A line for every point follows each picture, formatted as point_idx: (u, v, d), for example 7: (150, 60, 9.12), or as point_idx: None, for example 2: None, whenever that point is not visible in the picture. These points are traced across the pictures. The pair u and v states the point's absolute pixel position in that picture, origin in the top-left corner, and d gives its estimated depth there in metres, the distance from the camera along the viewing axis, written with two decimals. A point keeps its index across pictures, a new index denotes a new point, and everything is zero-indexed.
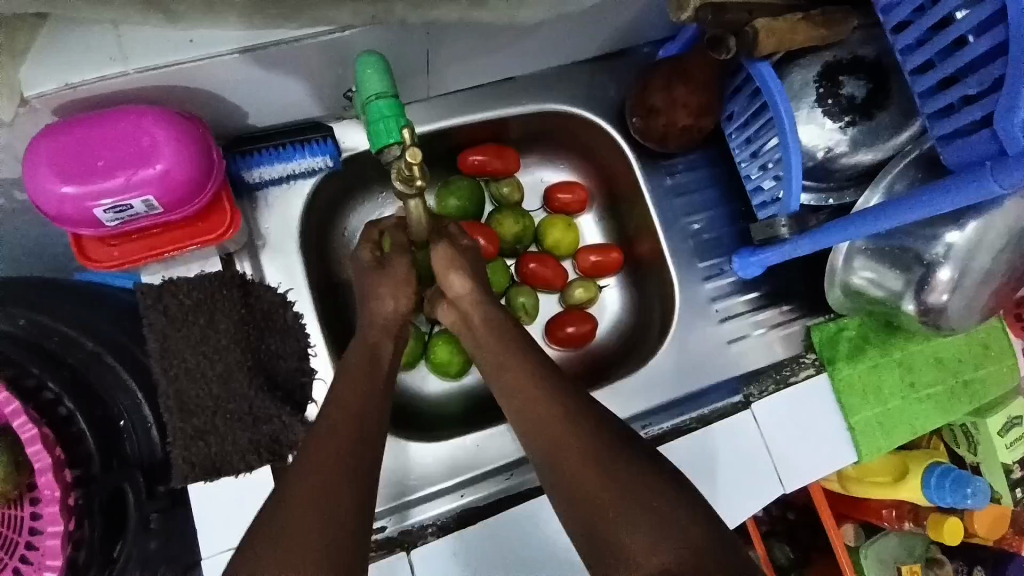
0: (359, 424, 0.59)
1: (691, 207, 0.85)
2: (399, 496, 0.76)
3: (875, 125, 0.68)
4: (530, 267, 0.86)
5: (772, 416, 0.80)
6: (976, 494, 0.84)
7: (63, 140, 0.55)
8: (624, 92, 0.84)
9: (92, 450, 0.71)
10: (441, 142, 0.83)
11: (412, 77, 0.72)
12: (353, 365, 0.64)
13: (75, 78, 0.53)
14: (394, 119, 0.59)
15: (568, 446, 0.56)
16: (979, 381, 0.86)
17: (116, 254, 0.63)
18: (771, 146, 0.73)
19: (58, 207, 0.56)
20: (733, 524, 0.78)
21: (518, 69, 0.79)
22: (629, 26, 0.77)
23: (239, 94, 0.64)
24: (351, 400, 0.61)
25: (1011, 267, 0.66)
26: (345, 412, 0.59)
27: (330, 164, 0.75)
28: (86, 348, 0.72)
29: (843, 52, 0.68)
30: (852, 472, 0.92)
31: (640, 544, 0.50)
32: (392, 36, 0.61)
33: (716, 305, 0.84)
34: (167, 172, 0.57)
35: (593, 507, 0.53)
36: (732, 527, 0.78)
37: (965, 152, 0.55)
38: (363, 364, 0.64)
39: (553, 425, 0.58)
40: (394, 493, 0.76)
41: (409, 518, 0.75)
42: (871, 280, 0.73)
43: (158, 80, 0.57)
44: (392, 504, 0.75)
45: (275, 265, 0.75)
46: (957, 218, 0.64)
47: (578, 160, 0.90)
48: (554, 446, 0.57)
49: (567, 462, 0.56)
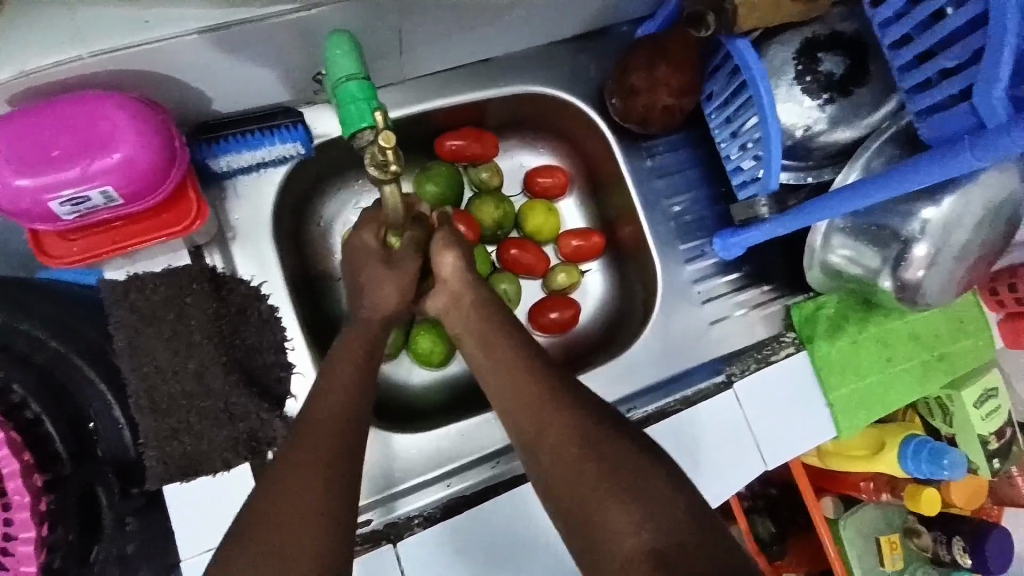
0: (351, 409, 0.57)
1: (673, 189, 0.84)
2: (387, 488, 0.75)
3: (853, 102, 0.68)
4: (511, 253, 0.85)
5: (751, 395, 0.81)
6: (953, 465, 0.86)
7: (12, 128, 0.52)
8: (603, 73, 0.82)
9: (61, 451, 0.68)
10: (417, 127, 0.81)
11: (385, 58, 0.69)
12: (343, 346, 0.62)
13: (27, 64, 0.50)
14: (366, 102, 0.56)
15: (553, 432, 0.55)
16: (954, 355, 0.87)
17: (76, 249, 0.60)
18: (750, 125, 0.72)
19: (10, 200, 0.53)
20: (716, 503, 0.78)
21: (495, 49, 0.77)
22: (607, 4, 0.75)
23: (202, 78, 0.61)
24: (341, 384, 0.57)
25: (984, 242, 0.67)
26: (332, 397, 0.58)
27: (302, 150, 0.72)
28: (50, 348, 0.69)
29: (821, 29, 0.68)
30: (830, 447, 0.94)
31: (630, 528, 0.50)
32: (362, 14, 0.59)
33: (698, 287, 0.84)
34: (126, 160, 0.54)
35: (580, 494, 0.53)
36: (716, 506, 0.79)
37: (943, 127, 0.55)
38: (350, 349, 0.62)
39: (537, 411, 0.57)
40: (381, 485, 0.75)
41: (402, 508, 0.75)
42: (849, 258, 0.74)
43: (115, 64, 0.54)
44: (384, 494, 0.75)
45: (248, 257, 0.73)
46: (933, 193, 0.65)
47: (558, 143, 0.89)
48: (539, 434, 0.56)
49: (555, 450, 0.55)
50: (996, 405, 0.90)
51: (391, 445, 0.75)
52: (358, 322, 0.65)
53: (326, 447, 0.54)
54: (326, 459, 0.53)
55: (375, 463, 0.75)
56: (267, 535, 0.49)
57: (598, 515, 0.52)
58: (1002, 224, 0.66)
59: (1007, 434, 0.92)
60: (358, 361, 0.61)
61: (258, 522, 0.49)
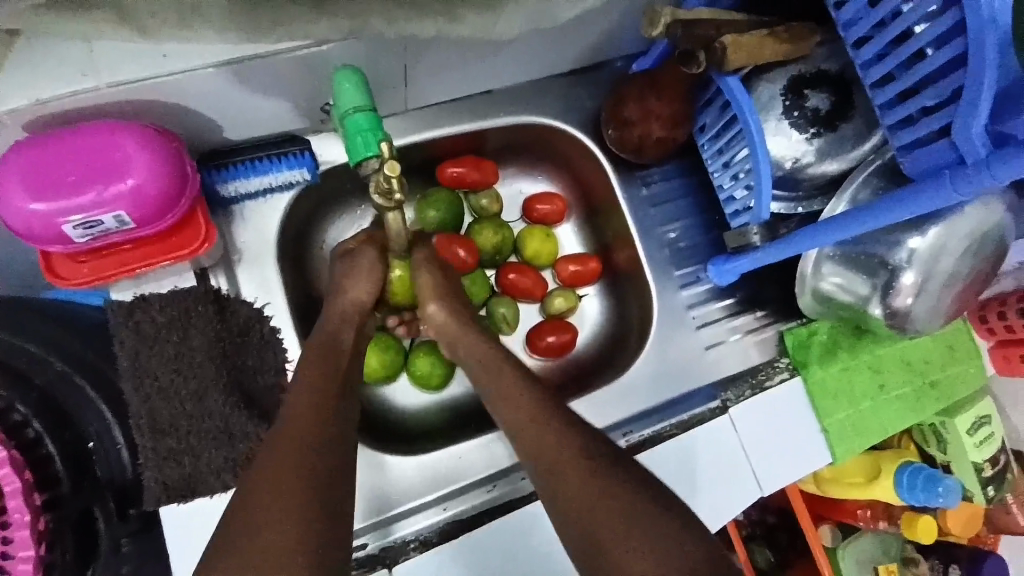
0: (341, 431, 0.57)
1: (668, 217, 0.87)
2: (378, 513, 0.75)
3: (839, 135, 0.71)
4: (510, 277, 0.87)
5: (747, 419, 0.82)
6: (947, 492, 0.86)
7: (30, 155, 0.54)
8: (599, 104, 0.85)
9: (61, 473, 0.68)
10: (419, 154, 0.83)
11: (390, 89, 0.72)
12: (318, 371, 0.61)
13: (45, 94, 0.53)
14: (372, 133, 0.59)
15: (550, 451, 0.58)
16: (946, 382, 0.89)
17: (85, 271, 0.62)
18: (741, 157, 0.75)
19: (25, 224, 0.55)
20: (712, 529, 0.78)
21: (495, 82, 0.80)
22: (603, 40, 0.79)
23: (212, 107, 0.63)
24: None
25: (970, 271, 0.69)
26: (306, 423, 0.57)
27: (307, 177, 0.74)
28: (53, 368, 0.70)
29: (807, 66, 0.71)
30: (829, 473, 0.94)
31: (631, 551, 0.51)
32: (368, 48, 0.61)
33: (693, 312, 0.85)
34: (138, 186, 0.56)
35: (582, 515, 0.54)
36: (716, 531, 0.79)
37: (925, 161, 0.57)
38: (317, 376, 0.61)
39: (536, 429, 0.59)
40: (373, 510, 0.75)
41: (398, 531, 0.75)
42: (840, 285, 0.76)
43: (130, 94, 0.56)
44: (380, 518, 0.75)
45: (252, 280, 0.74)
46: (919, 224, 0.67)
47: (556, 171, 0.92)
48: (540, 456, 0.58)
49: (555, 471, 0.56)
50: (989, 432, 0.91)
51: (378, 467, 0.75)
52: (327, 346, 0.64)
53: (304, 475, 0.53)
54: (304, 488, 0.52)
55: (370, 485, 0.75)
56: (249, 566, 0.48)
57: (599, 534, 0.53)
58: (988, 253, 0.68)
59: (1001, 462, 0.92)
60: (331, 387, 0.61)
61: (241, 551, 0.49)
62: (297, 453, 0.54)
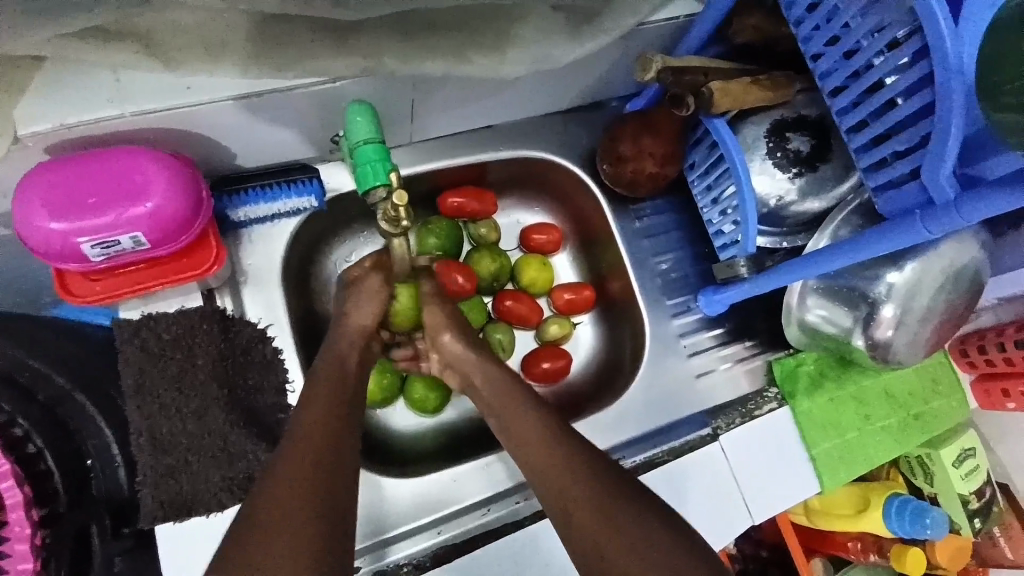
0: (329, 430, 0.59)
1: (660, 248, 0.90)
2: (377, 534, 0.75)
3: (820, 176, 0.75)
4: (506, 304, 0.89)
5: (737, 448, 0.83)
6: (935, 524, 0.88)
7: (53, 178, 0.56)
8: (594, 142, 0.89)
9: (59, 489, 0.69)
10: (423, 185, 0.87)
11: (398, 122, 0.76)
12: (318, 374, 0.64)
13: (71, 118, 0.56)
14: (381, 163, 0.63)
15: (550, 471, 0.61)
16: (930, 414, 0.91)
17: (98, 288, 0.64)
18: (729, 193, 0.79)
19: (43, 242, 0.57)
20: (717, 547, 0.80)
21: (496, 118, 0.84)
22: (599, 81, 0.84)
23: (227, 136, 0.66)
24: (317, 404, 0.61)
25: (948, 306, 0.73)
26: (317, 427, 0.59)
27: (315, 204, 0.77)
28: (56, 385, 0.71)
29: (789, 111, 0.76)
30: (818, 505, 0.96)
31: (622, 562, 0.54)
32: (380, 84, 0.65)
33: (684, 341, 0.88)
34: (156, 210, 0.59)
35: (579, 526, 0.57)
36: (718, 551, 0.80)
37: (898, 202, 0.60)
38: (324, 381, 0.63)
39: (535, 442, 0.63)
40: (371, 530, 0.75)
41: (388, 556, 0.75)
42: (824, 317, 0.79)
43: (154, 123, 0.60)
44: (367, 543, 0.75)
45: (256, 300, 0.76)
46: (896, 260, 0.70)
47: (553, 203, 0.95)
48: (550, 487, 0.60)
49: (559, 479, 0.60)
50: (975, 464, 0.92)
51: (368, 491, 0.76)
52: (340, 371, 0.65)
53: (283, 509, 0.52)
54: (290, 519, 0.51)
55: (368, 508, 0.76)
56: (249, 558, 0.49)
57: (595, 536, 0.56)
58: (964, 289, 0.72)
59: (987, 494, 0.93)
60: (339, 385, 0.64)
61: (247, 537, 0.51)
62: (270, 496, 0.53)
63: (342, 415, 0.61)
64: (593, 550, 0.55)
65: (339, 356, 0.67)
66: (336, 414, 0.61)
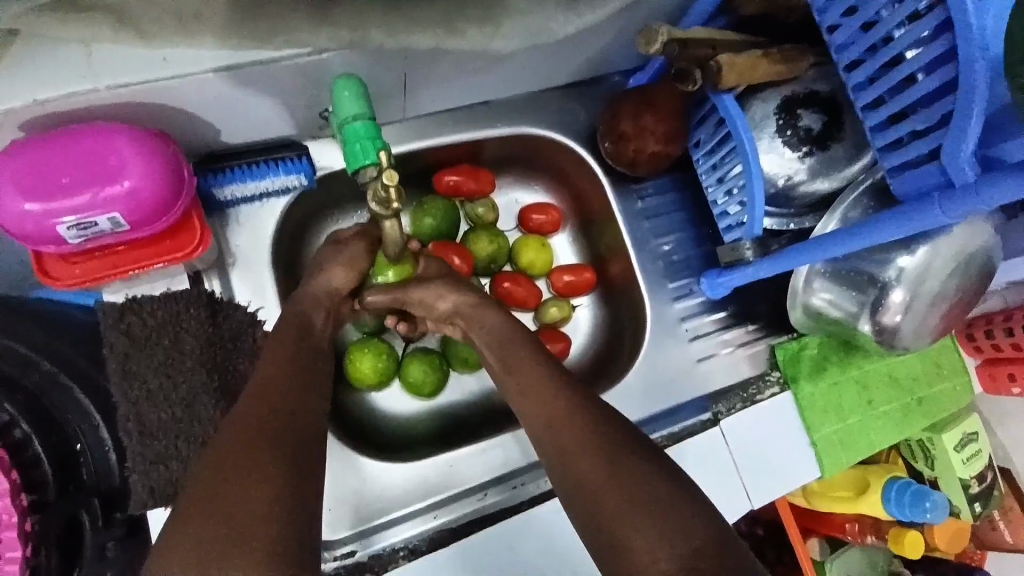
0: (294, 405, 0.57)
1: (661, 230, 0.87)
2: (361, 522, 0.74)
3: (831, 155, 0.72)
4: (504, 287, 0.87)
5: (739, 433, 0.82)
6: (934, 507, 0.87)
7: (24, 158, 0.53)
8: (595, 119, 0.86)
9: (48, 475, 0.67)
10: (417, 163, 0.84)
11: (389, 98, 0.73)
12: (281, 348, 0.62)
13: (42, 94, 0.52)
14: (371, 142, 0.60)
15: (559, 434, 0.59)
16: (933, 399, 0.90)
17: (77, 272, 0.61)
18: (735, 173, 0.76)
19: (17, 225, 0.54)
20: (732, 519, 0.80)
21: (492, 94, 0.80)
22: (600, 54, 0.80)
23: (209, 111, 0.63)
24: (277, 377, 0.59)
25: (959, 291, 0.71)
26: (284, 402, 0.57)
27: (304, 182, 0.75)
28: (41, 369, 0.69)
29: (800, 87, 0.72)
30: (817, 487, 0.95)
31: (635, 542, 0.51)
32: (367, 57, 0.62)
33: (685, 325, 0.86)
34: (135, 190, 0.56)
35: (589, 498, 0.55)
36: (732, 523, 0.81)
37: (914, 183, 0.57)
38: (289, 354, 0.61)
39: (552, 416, 0.61)
40: (357, 519, 0.74)
41: (372, 545, 0.74)
42: (829, 302, 0.77)
43: (129, 98, 0.57)
44: (352, 532, 0.74)
45: (246, 283, 0.74)
46: (907, 244, 0.68)
47: (551, 182, 0.92)
48: (557, 440, 0.59)
49: (573, 450, 0.58)
50: (976, 449, 0.91)
51: (365, 474, 0.75)
52: (303, 339, 0.64)
53: (255, 500, 0.49)
54: (252, 496, 0.50)
55: (359, 496, 0.75)
56: (214, 536, 0.47)
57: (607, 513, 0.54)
58: (974, 274, 0.70)
59: (988, 478, 0.92)
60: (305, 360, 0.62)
61: (209, 514, 0.48)
62: (242, 484, 0.50)
63: (309, 389, 0.60)
64: (603, 533, 0.53)
65: (303, 327, 0.65)
66: (303, 389, 0.59)
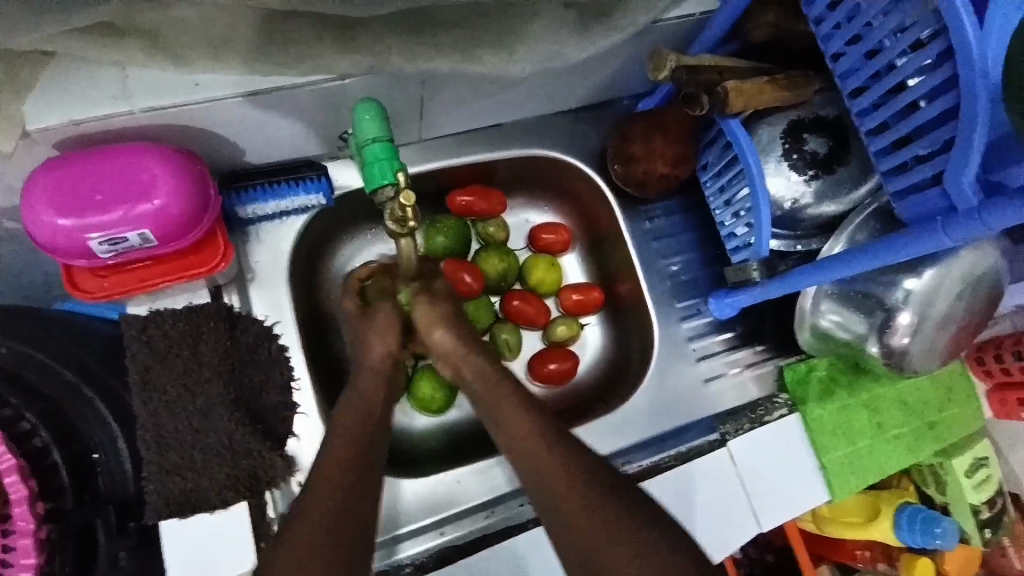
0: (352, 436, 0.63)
1: (670, 250, 0.89)
2: (389, 530, 0.75)
3: (837, 178, 0.74)
4: (514, 305, 0.88)
5: (746, 454, 0.82)
6: (944, 534, 0.86)
7: (62, 175, 0.56)
8: (605, 141, 0.88)
9: (66, 483, 0.69)
10: (430, 182, 0.86)
11: (406, 119, 0.75)
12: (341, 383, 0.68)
13: (79, 114, 0.55)
14: (388, 162, 0.62)
15: (557, 481, 0.59)
16: (943, 423, 0.89)
17: (105, 285, 0.64)
18: (742, 195, 0.78)
19: (50, 237, 0.57)
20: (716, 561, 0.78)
21: (504, 117, 0.83)
22: (611, 80, 0.82)
23: (237, 132, 0.66)
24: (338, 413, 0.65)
25: (966, 314, 0.71)
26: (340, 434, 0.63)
27: (322, 202, 0.77)
28: (64, 379, 0.70)
29: (807, 112, 0.74)
30: (827, 512, 0.93)
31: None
32: (385, 83, 0.65)
33: (693, 344, 0.87)
34: (164, 207, 0.58)
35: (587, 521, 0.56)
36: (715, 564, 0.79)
37: (918, 207, 0.59)
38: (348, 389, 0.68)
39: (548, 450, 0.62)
40: (383, 527, 0.75)
41: (396, 554, 0.75)
42: (838, 323, 0.77)
43: (161, 119, 0.59)
44: (383, 538, 0.75)
45: (262, 298, 0.76)
46: (915, 266, 0.69)
47: (561, 202, 0.94)
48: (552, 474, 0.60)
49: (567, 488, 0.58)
50: (987, 474, 0.90)
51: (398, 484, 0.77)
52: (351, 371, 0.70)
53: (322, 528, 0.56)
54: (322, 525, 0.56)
55: (381, 507, 0.76)
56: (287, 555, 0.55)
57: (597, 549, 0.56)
58: (982, 297, 0.70)
59: (998, 504, 0.91)
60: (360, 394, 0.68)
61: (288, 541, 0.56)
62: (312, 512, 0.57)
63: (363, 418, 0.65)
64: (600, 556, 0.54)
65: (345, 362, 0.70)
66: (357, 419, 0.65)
